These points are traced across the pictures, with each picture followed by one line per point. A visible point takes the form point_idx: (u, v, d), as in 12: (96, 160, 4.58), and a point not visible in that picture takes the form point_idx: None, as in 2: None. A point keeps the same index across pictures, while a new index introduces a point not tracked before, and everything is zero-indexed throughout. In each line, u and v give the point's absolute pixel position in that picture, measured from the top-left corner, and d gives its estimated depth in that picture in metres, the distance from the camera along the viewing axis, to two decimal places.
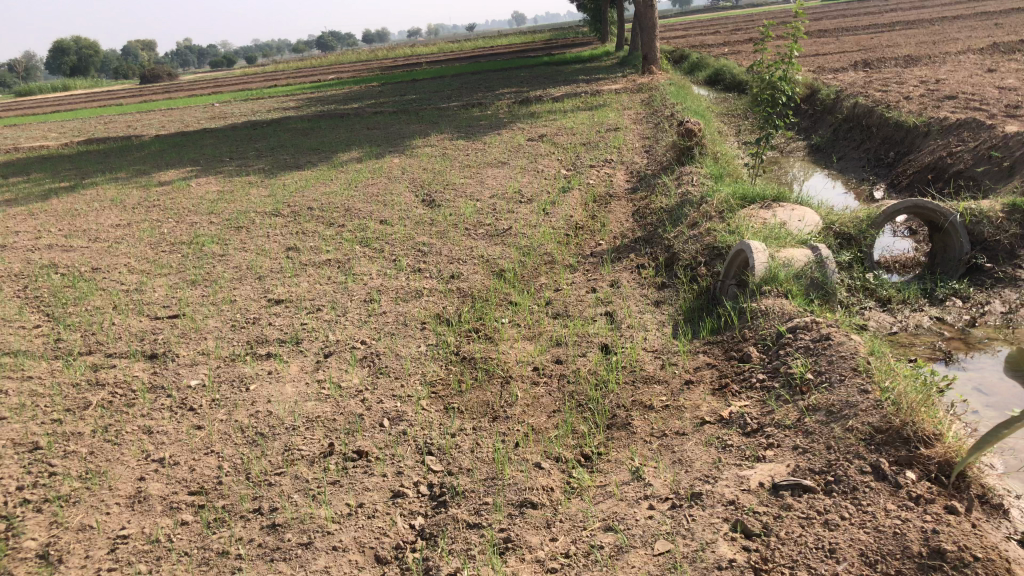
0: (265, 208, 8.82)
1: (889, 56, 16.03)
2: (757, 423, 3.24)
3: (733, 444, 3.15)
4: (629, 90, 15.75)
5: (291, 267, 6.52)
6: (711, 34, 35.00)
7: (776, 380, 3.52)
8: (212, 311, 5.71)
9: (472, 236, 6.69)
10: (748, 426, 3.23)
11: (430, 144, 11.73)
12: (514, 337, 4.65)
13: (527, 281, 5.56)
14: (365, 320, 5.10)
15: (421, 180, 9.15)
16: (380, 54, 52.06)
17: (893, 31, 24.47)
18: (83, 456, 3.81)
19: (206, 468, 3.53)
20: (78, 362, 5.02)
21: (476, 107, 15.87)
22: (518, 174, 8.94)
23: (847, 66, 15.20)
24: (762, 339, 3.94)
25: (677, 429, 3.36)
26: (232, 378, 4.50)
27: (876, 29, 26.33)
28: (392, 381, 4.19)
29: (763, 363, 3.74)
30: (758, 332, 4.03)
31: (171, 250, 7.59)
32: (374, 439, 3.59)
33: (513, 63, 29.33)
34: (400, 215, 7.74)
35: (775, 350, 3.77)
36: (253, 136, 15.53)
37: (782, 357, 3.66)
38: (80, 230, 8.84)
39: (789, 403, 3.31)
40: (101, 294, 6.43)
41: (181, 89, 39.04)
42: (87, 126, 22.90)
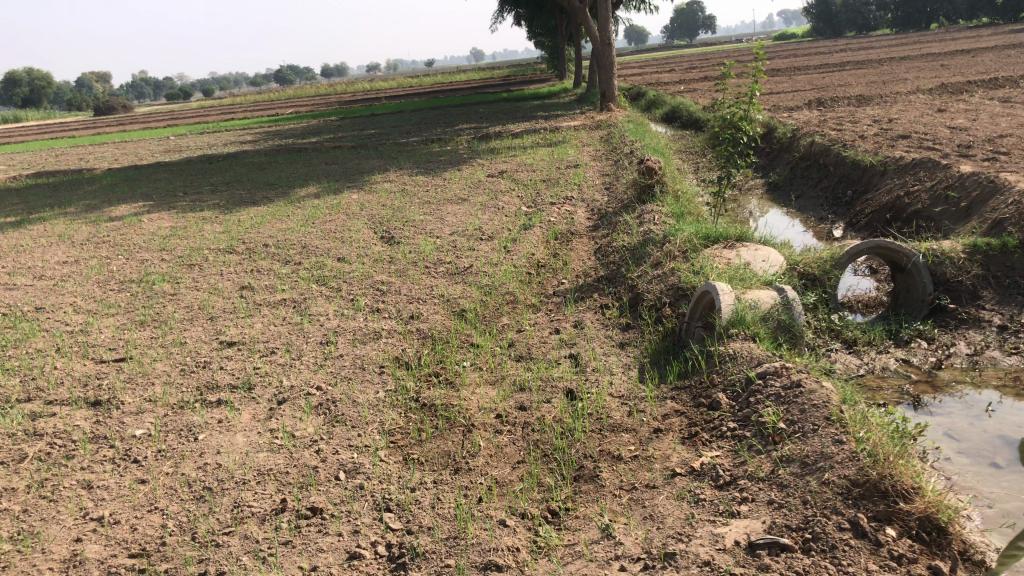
0: (219, 245, 8.60)
1: (842, 95, 16.32)
2: (729, 475, 3.13)
3: (705, 498, 3.03)
4: (588, 127, 15.82)
5: (245, 307, 6.31)
6: (667, 72, 35.53)
7: (747, 429, 3.42)
8: (161, 354, 5.48)
9: (433, 275, 6.55)
10: (721, 479, 3.12)
11: (389, 179, 11.61)
12: (476, 381, 4.50)
13: (489, 322, 5.42)
14: (321, 364, 4.92)
15: (380, 216, 9.00)
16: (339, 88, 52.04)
17: (844, 70, 25.01)
18: (16, 514, 3.56)
19: (148, 527, 3.32)
20: (15, 409, 4.75)
21: (435, 142, 15.80)
22: (479, 210, 8.84)
23: (801, 105, 15.45)
24: (731, 384, 3.84)
25: (647, 482, 3.24)
26: (180, 427, 4.28)
27: (828, 68, 26.91)
28: (349, 430, 4.01)
29: (733, 410, 3.64)
30: (726, 377, 3.94)
31: (120, 288, 7.33)
32: (329, 494, 3.41)
33: (472, 99, 29.43)
34: (358, 252, 7.58)
35: (745, 396, 3.67)
36: (209, 170, 15.27)
37: (752, 404, 3.56)
38: (25, 267, 8.52)
39: (761, 454, 3.20)
40: (44, 336, 6.16)
41: (135, 121, 38.56)
42: (37, 158, 22.40)
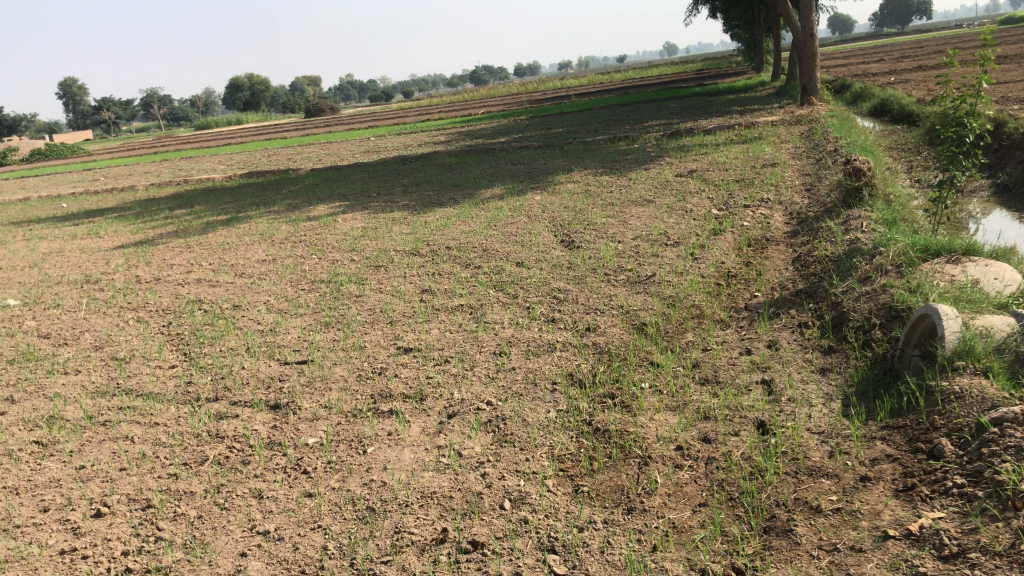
0: (404, 246, 8.70)
1: None
2: (957, 545, 2.61)
3: (924, 571, 2.53)
4: (786, 122, 14.91)
5: (423, 312, 6.27)
6: (875, 62, 33.19)
7: (979, 488, 2.87)
8: (341, 358, 5.50)
9: (614, 283, 6.23)
10: (945, 548, 2.61)
11: (575, 179, 11.39)
12: (655, 405, 4.15)
13: (673, 338, 5.04)
14: (493, 377, 4.73)
15: (563, 218, 8.79)
16: (530, 87, 52.69)
17: None
18: (191, 520, 3.60)
19: (310, 548, 3.23)
20: (203, 409, 4.90)
21: (623, 140, 15.42)
22: (665, 213, 8.41)
23: None
24: (958, 429, 3.27)
25: (852, 544, 2.78)
26: (350, 438, 4.21)
27: None
28: (517, 453, 3.77)
29: (960, 462, 3.08)
30: (951, 420, 3.36)
31: (310, 288, 7.53)
32: (492, 526, 3.18)
33: (663, 95, 28.76)
34: (538, 256, 7.38)
35: (975, 446, 3.10)
36: (401, 171, 15.71)
37: (986, 457, 2.99)
38: (228, 265, 9.00)
39: (998, 523, 2.66)
40: (237, 333, 6.39)
41: (339, 122, 40.83)
42: (252, 159, 24.07)
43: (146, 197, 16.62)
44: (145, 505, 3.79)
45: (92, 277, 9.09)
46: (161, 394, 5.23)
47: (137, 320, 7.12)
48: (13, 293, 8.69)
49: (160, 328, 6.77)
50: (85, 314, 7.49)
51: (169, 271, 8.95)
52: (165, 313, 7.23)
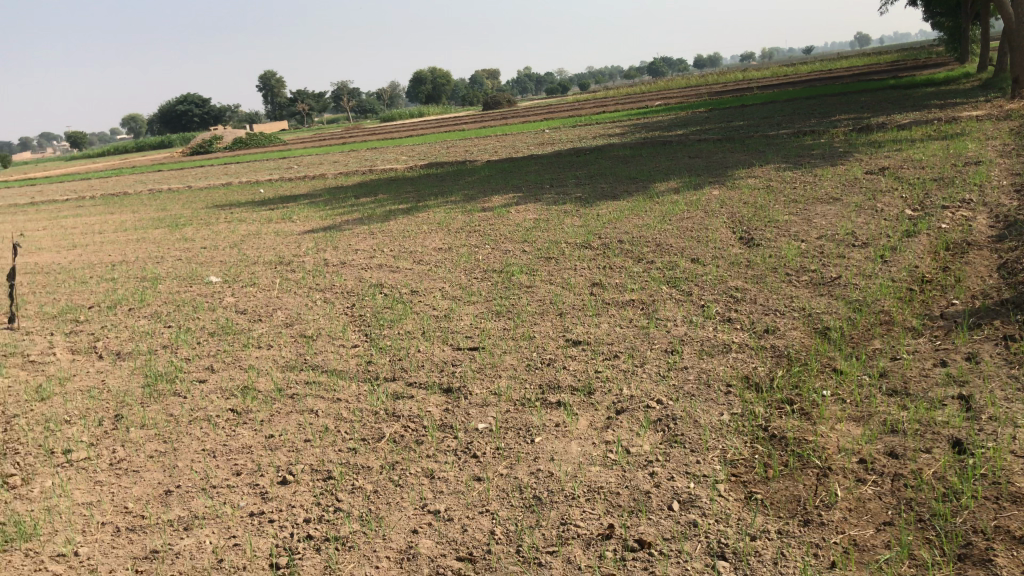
0: (577, 238, 8.70)
1: None
2: None
3: None
4: (993, 117, 13.75)
5: (594, 305, 6.25)
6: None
7: None
8: (511, 347, 5.58)
9: (794, 284, 5.97)
10: None
11: (755, 174, 11.00)
12: (837, 415, 3.93)
13: (859, 345, 4.76)
14: (664, 375, 4.64)
15: (742, 215, 8.51)
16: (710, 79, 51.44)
17: None
18: (367, 494, 3.76)
19: (478, 531, 3.29)
20: (380, 388, 5.11)
21: (809, 135, 14.73)
22: (853, 212, 7.97)
23: None
24: None
25: None
26: (519, 427, 4.26)
27: None
28: (687, 454, 3.68)
29: None
30: None
31: (484, 277, 7.69)
32: (659, 527, 3.12)
33: (853, 87, 27.28)
34: (714, 253, 7.18)
35: None
36: (576, 163, 15.75)
37: None
38: (407, 251, 9.34)
39: None
40: (414, 318, 6.62)
41: (516, 114, 41.49)
42: (432, 150, 24.88)
43: (335, 185, 17.54)
44: (326, 476, 4.00)
45: (284, 258, 9.70)
46: (344, 371, 5.50)
47: (323, 301, 7.52)
48: (215, 271, 9.42)
49: (343, 309, 7.11)
50: (277, 293, 8.00)
51: (354, 255, 9.40)
52: (348, 296, 7.60)
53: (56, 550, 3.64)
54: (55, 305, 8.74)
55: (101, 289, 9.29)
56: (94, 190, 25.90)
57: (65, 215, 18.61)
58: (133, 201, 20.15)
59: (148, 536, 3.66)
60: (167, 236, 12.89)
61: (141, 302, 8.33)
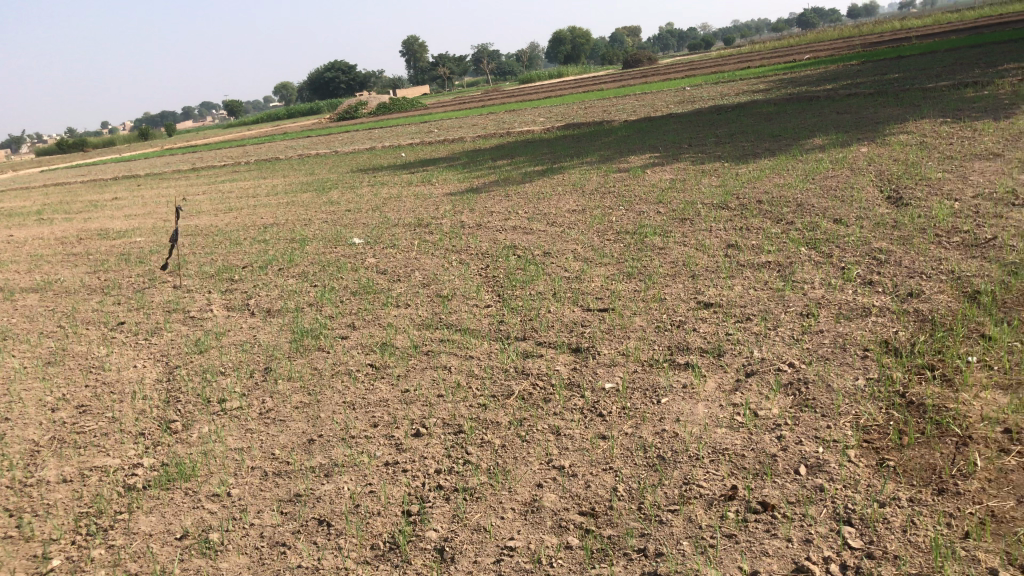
0: (714, 199, 8.96)
1: None
2: None
3: None
4: None
5: (729, 267, 6.31)
6: None
7: None
8: (642, 308, 5.66)
9: (944, 246, 5.97)
10: None
11: (908, 131, 11.10)
12: (982, 382, 3.93)
13: (1009, 310, 4.75)
14: (797, 339, 4.65)
15: (891, 173, 8.54)
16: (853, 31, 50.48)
17: None
18: (495, 448, 3.85)
19: (601, 488, 3.34)
20: (512, 346, 5.26)
21: (972, 87, 15.03)
22: (1017, 168, 7.79)
23: None
24: None
25: None
26: (645, 387, 4.32)
27: None
28: (817, 419, 3.70)
29: None
30: None
31: (618, 239, 7.98)
32: (784, 490, 3.12)
33: (1001, 37, 26.78)
34: (858, 214, 7.22)
35: None
36: (716, 123, 16.49)
37: None
38: (542, 213, 9.95)
39: None
40: (546, 278, 6.88)
41: (646, 77, 42.85)
42: (569, 116, 26.46)
43: (471, 154, 18.47)
44: (457, 430, 4.11)
45: (421, 220, 10.47)
46: (477, 330, 5.66)
47: (459, 262, 7.97)
48: (358, 234, 10.08)
49: (479, 269, 7.54)
50: (416, 255, 8.48)
51: (490, 218, 10.06)
52: (485, 257, 8.05)
53: (210, 491, 3.80)
54: (212, 265, 9.39)
55: (255, 250, 9.97)
56: (247, 159, 27.64)
57: (223, 182, 20.06)
58: (288, 168, 21.83)
59: (291, 481, 3.80)
60: (317, 200, 13.98)
61: (290, 262, 8.88)
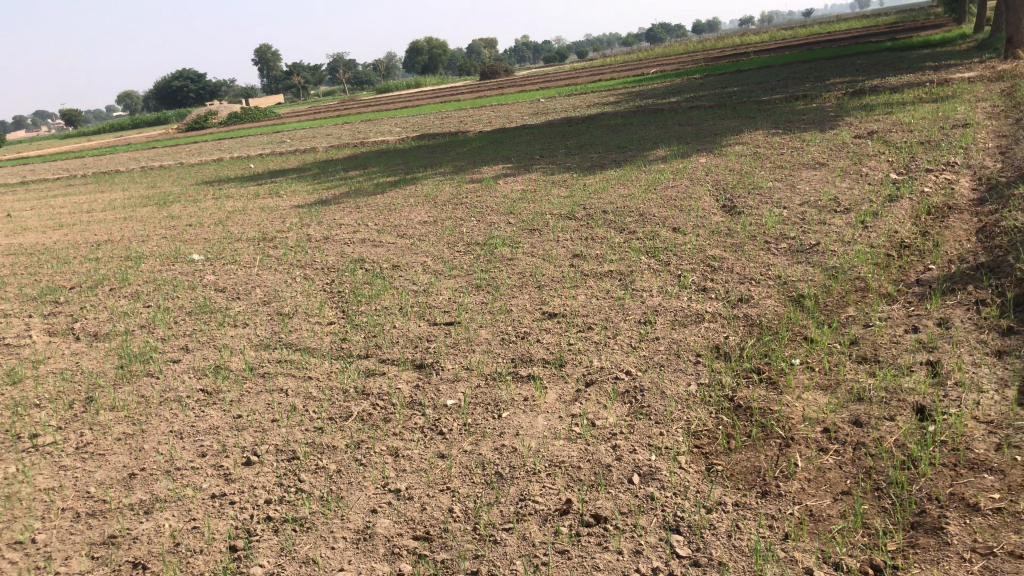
0: (561, 210, 9.08)
1: None
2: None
3: (979, 541, 2.67)
4: (985, 79, 14.68)
5: (573, 276, 6.38)
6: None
7: None
8: (487, 321, 5.62)
9: (773, 252, 6.25)
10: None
11: (744, 141, 11.64)
12: (804, 384, 4.11)
13: (830, 313, 5.01)
14: (635, 347, 4.73)
15: (727, 182, 8.91)
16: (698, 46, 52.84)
17: None
18: (330, 474, 3.70)
19: (436, 509, 3.25)
20: (354, 364, 5.11)
21: (802, 100, 15.97)
22: (839, 177, 8.29)
23: None
24: None
25: (981, 544, 2.65)
26: (486, 401, 4.28)
27: None
28: (652, 426, 3.76)
29: None
30: None
31: (466, 250, 7.94)
32: (617, 500, 3.14)
33: (831, 53, 28.63)
34: (697, 222, 7.48)
35: None
36: (568, 134, 16.81)
37: None
38: (392, 225, 9.81)
39: None
40: (393, 292, 6.75)
41: (503, 88, 43.32)
42: (425, 126, 26.39)
43: (323, 165, 18.07)
44: (291, 456, 3.93)
45: (267, 234, 10.12)
46: (318, 349, 5.47)
47: (304, 277, 7.72)
48: (198, 249, 9.63)
49: (325, 284, 7.33)
50: (258, 271, 8.16)
51: (338, 231, 9.81)
52: (331, 271, 7.84)
53: (11, 539, 3.47)
54: (34, 287, 8.73)
55: (84, 269, 9.34)
56: (83, 171, 26.07)
57: (53, 196, 18.79)
58: (127, 181, 20.71)
59: (105, 521, 3.52)
60: (156, 214, 13.29)
61: (122, 281, 8.36)
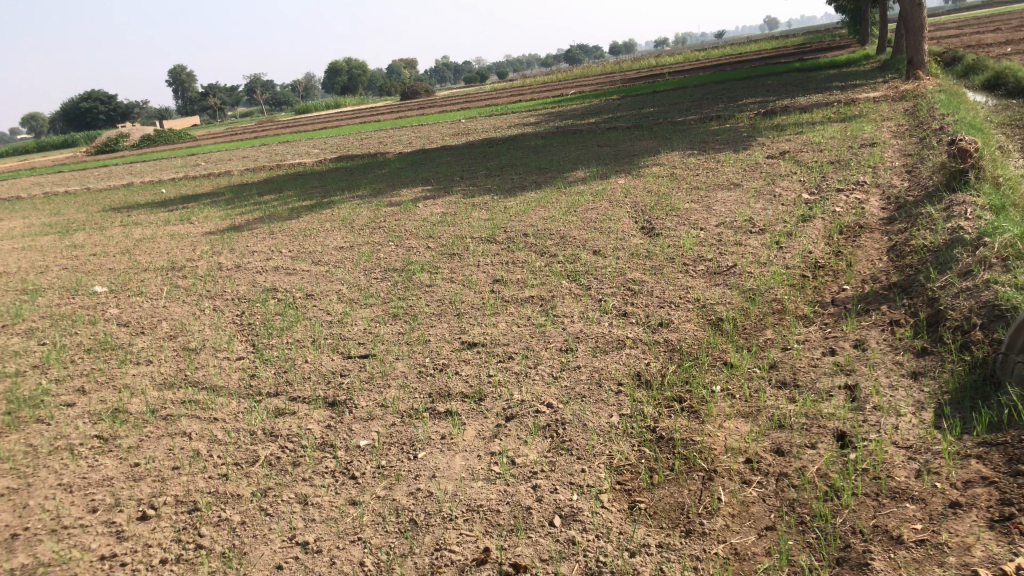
0: (481, 233, 8.95)
1: None
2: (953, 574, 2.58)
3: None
4: (890, 98, 15.20)
5: (492, 303, 6.24)
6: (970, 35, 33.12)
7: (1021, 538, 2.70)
8: (404, 353, 5.43)
9: (691, 275, 6.23)
10: (950, 564, 2.63)
11: (661, 162, 11.74)
12: (726, 412, 4.05)
13: (749, 336, 4.99)
14: (556, 377, 4.61)
15: (645, 204, 8.93)
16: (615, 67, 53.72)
17: None
18: (233, 527, 3.46)
19: (346, 564, 3.05)
20: (262, 404, 4.85)
21: (717, 120, 16.27)
22: (754, 197, 8.38)
23: None
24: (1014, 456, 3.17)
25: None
26: (402, 441, 4.09)
27: None
28: (572, 462, 3.63)
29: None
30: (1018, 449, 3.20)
31: (383, 277, 7.73)
32: (537, 547, 3.00)
33: (745, 73, 29.38)
34: (616, 245, 7.44)
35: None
36: (488, 155, 16.74)
37: None
38: (306, 251, 9.53)
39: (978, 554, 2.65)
40: (306, 323, 6.50)
41: (423, 108, 43.16)
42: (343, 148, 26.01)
43: (238, 189, 17.58)
44: (191, 508, 3.67)
45: (175, 263, 9.71)
46: (224, 388, 5.19)
47: (212, 309, 7.39)
48: (100, 281, 9.16)
49: (235, 317, 7.02)
50: (164, 303, 7.79)
51: (250, 259, 9.48)
52: (241, 302, 7.53)
53: None
54: None
55: None
56: None
57: None
58: (29, 208, 19.78)
59: None
60: (57, 244, 12.66)
61: (16, 318, 7.87)
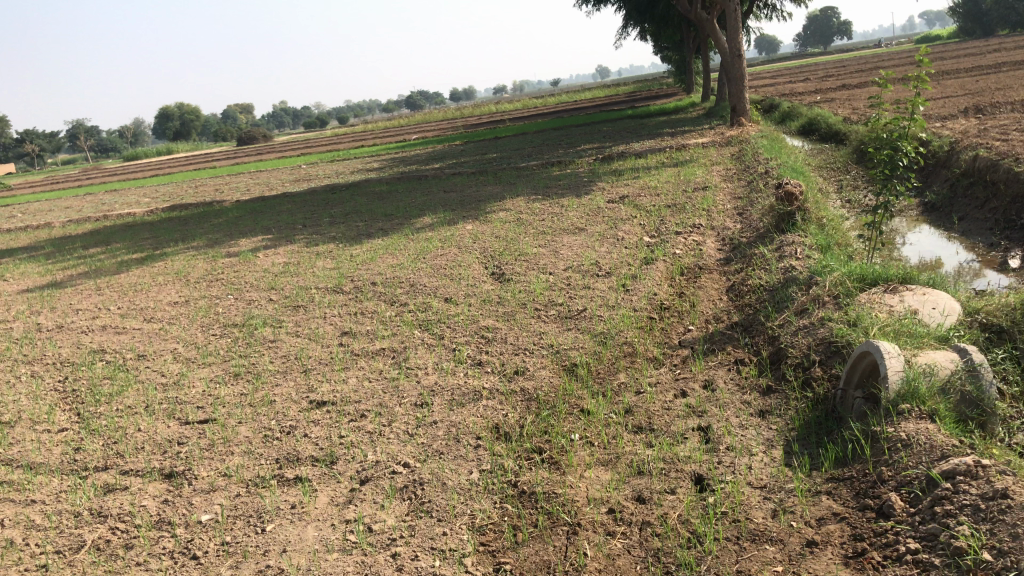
0: (327, 283, 8.68)
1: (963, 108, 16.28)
2: None
3: None
4: (716, 144, 16.09)
5: (342, 358, 6.00)
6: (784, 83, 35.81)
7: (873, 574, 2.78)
8: (248, 415, 5.09)
9: (543, 320, 6.24)
10: None
11: (506, 208, 11.86)
12: (586, 461, 4.01)
13: (603, 381, 5.01)
14: (412, 434, 4.44)
15: (493, 249, 8.95)
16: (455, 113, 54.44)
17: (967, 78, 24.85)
18: None
19: None
20: (88, 481, 4.40)
21: (558, 165, 16.67)
22: (598, 241, 8.57)
23: (943, 117, 15.40)
24: (860, 492, 3.28)
25: None
26: (248, 513, 3.80)
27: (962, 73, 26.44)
28: (434, 525, 3.47)
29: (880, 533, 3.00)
30: (865, 484, 3.32)
31: (222, 334, 7.31)
32: None
33: (582, 120, 30.43)
34: (467, 291, 7.38)
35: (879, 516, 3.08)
36: (331, 203, 16.41)
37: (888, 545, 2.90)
38: (137, 308, 8.91)
39: None
40: (138, 387, 6.02)
41: (260, 154, 42.02)
42: (176, 196, 24.84)
43: (59, 242, 16.37)
44: None
45: None
46: (43, 465, 4.69)
47: (29, 376, 6.74)
48: None
49: (55, 383, 6.41)
50: None
51: (72, 318, 8.75)
52: (63, 367, 6.91)
53: None
54: None
55: None
56: None
57: None
58: None
59: None
60: None
61: None
